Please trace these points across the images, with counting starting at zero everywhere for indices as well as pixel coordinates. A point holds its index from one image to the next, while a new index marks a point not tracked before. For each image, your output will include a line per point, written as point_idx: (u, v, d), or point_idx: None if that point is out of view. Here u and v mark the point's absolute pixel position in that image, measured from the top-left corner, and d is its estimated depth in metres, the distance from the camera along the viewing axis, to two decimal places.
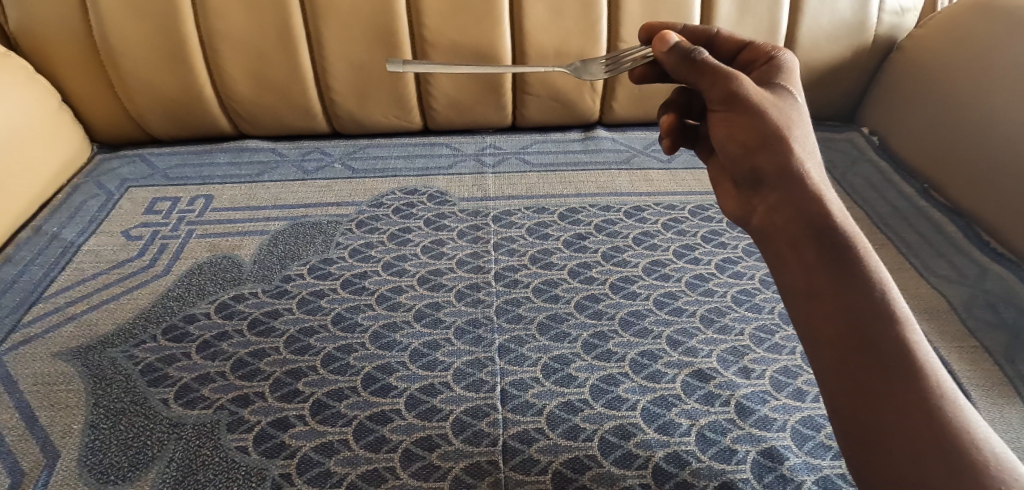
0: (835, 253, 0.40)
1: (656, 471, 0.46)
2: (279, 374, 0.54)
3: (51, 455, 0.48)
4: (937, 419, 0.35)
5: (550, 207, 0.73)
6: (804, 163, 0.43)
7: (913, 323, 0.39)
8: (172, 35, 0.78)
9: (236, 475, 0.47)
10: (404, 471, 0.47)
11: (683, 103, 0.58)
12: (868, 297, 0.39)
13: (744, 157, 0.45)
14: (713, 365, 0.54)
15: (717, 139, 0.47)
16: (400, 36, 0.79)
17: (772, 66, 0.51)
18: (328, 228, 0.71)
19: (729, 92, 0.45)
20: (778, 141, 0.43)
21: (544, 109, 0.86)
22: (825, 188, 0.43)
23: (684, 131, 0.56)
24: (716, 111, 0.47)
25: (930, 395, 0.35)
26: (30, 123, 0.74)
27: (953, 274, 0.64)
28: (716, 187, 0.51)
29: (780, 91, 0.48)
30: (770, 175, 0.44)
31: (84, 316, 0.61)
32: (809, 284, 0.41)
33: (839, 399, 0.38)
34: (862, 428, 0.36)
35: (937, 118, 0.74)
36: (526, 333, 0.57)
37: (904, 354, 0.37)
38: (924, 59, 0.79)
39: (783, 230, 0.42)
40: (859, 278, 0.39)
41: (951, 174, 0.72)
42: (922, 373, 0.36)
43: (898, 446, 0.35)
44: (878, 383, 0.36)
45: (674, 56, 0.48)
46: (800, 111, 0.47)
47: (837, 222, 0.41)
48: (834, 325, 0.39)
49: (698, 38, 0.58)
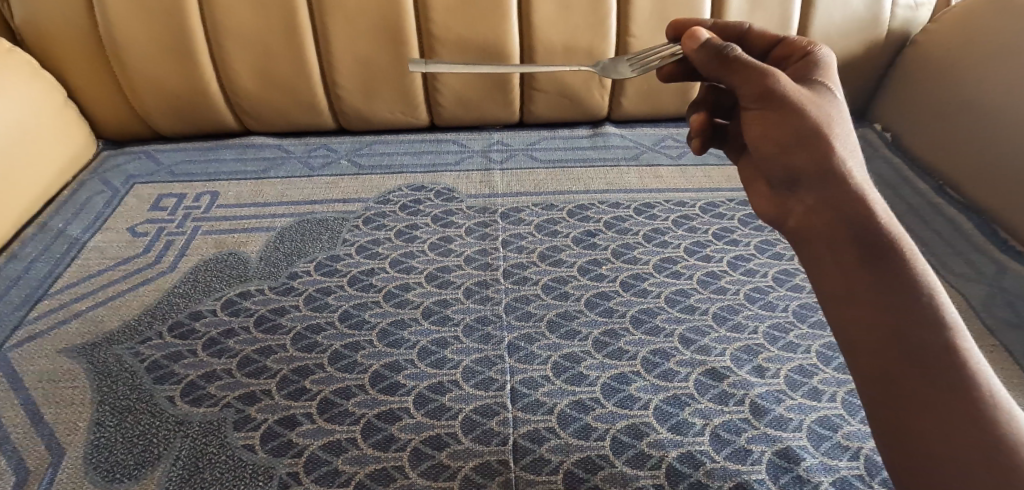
0: (877, 256, 0.39)
1: (669, 471, 0.45)
2: (286, 372, 0.54)
3: (57, 453, 0.48)
4: (986, 427, 0.33)
5: (559, 204, 0.72)
6: (844, 162, 0.42)
7: (963, 327, 0.37)
8: (178, 30, 0.77)
9: (243, 474, 0.46)
10: (412, 470, 0.46)
11: (712, 102, 0.58)
12: (913, 301, 0.38)
13: (779, 157, 0.44)
14: (726, 364, 0.53)
15: (750, 138, 0.46)
16: (407, 32, 0.78)
17: (808, 62, 0.50)
18: (335, 224, 0.70)
19: (763, 90, 0.44)
20: (817, 140, 0.42)
21: (552, 105, 0.85)
22: (868, 188, 0.42)
23: (711, 129, 0.55)
24: (749, 108, 0.46)
25: (978, 403, 0.34)
26: (34, 118, 0.73)
27: (970, 272, 0.63)
28: (748, 188, 0.50)
29: (819, 87, 0.46)
30: (808, 175, 0.43)
31: (90, 313, 0.60)
32: (849, 288, 0.40)
33: (879, 405, 0.37)
34: (903, 435, 0.36)
35: (952, 114, 0.73)
36: (535, 331, 0.57)
37: (950, 359, 0.36)
38: (939, 54, 0.77)
39: (821, 232, 0.42)
40: (903, 282, 0.38)
41: (967, 171, 0.71)
42: (970, 380, 0.35)
43: (942, 453, 0.34)
44: (922, 390, 0.36)
45: (703, 53, 0.48)
46: (839, 108, 0.45)
47: (880, 223, 0.40)
48: (875, 330, 0.38)
49: (729, 33, 0.57)
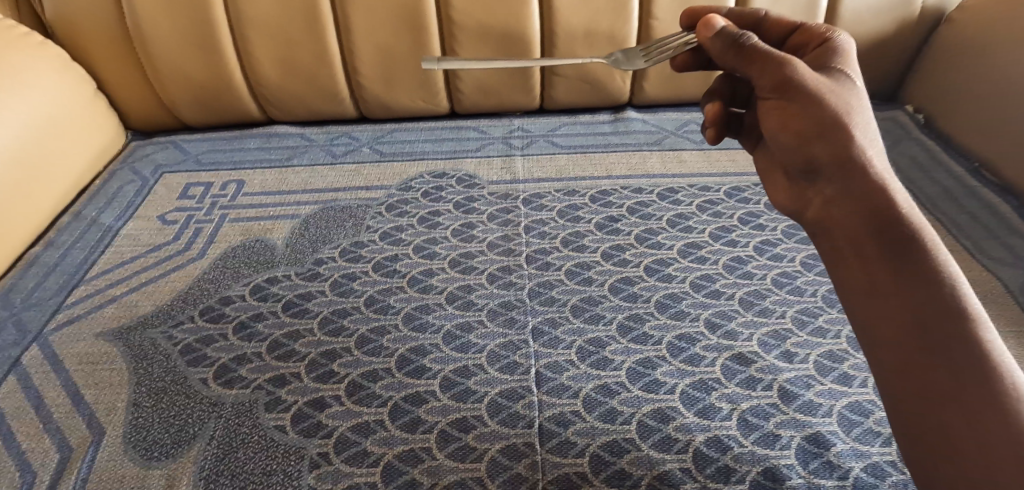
0: (898, 249, 0.39)
1: (696, 455, 0.45)
2: (314, 355, 0.55)
3: (98, 432, 0.50)
4: (1009, 421, 0.34)
5: (581, 190, 0.72)
6: (865, 152, 0.41)
7: (985, 319, 0.37)
8: (202, 21, 0.78)
9: (275, 454, 0.47)
10: (439, 452, 0.47)
11: (728, 92, 0.56)
12: (935, 293, 0.38)
13: (799, 147, 0.43)
14: (754, 349, 0.53)
15: (768, 128, 0.45)
16: (428, 18, 0.78)
17: (825, 49, 0.49)
18: (358, 212, 0.71)
19: (781, 79, 0.43)
20: (838, 129, 0.41)
21: (573, 90, 0.84)
22: (889, 178, 0.41)
23: (728, 119, 0.55)
24: (766, 98, 0.45)
25: (1002, 396, 0.34)
26: (69, 108, 0.75)
27: (1007, 256, 0.61)
28: (766, 180, 0.50)
29: (837, 76, 0.46)
30: (828, 166, 0.42)
31: (125, 298, 0.62)
32: (868, 281, 0.40)
33: (898, 397, 0.38)
34: (926, 428, 0.36)
35: (990, 94, 0.71)
36: (560, 315, 0.57)
37: (972, 351, 0.36)
38: (974, 32, 0.75)
39: (840, 224, 0.41)
40: (924, 274, 0.38)
41: (1005, 153, 0.69)
42: (993, 377, 0.35)
43: (962, 449, 0.34)
44: (942, 382, 0.36)
45: (720, 40, 0.47)
46: (860, 96, 0.44)
47: (901, 216, 0.40)
48: (894, 322, 0.38)
49: (745, 21, 0.57)
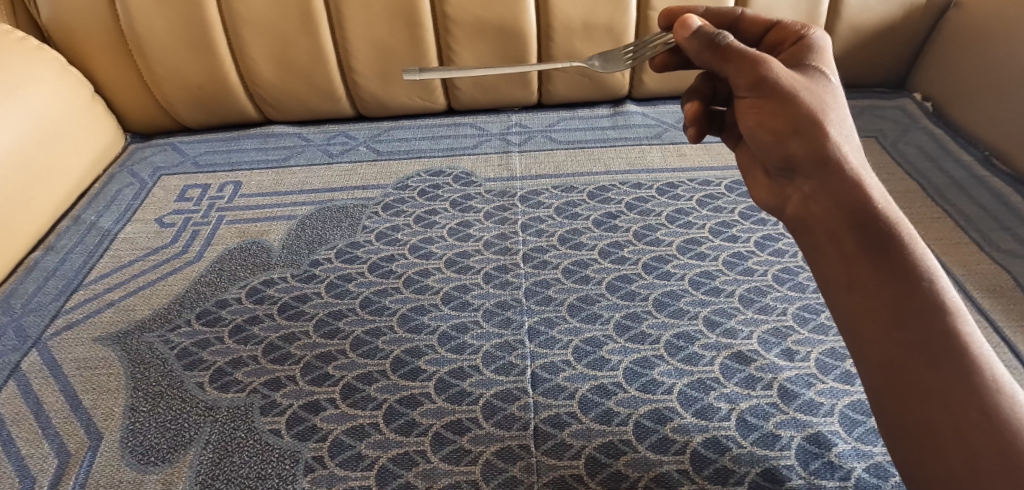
0: (875, 245, 0.38)
1: (693, 457, 0.44)
2: (309, 358, 0.54)
3: (96, 438, 0.49)
4: (991, 415, 0.33)
5: (579, 186, 0.71)
6: (840, 149, 0.41)
7: (966, 313, 0.36)
8: (195, 22, 0.77)
9: (270, 457, 0.47)
10: (434, 455, 0.46)
11: (709, 90, 0.55)
12: (914, 287, 0.37)
13: (777, 145, 0.43)
14: (754, 347, 0.52)
15: (745, 126, 0.45)
16: (422, 13, 0.77)
17: (802, 47, 0.48)
18: (354, 211, 0.70)
19: (755, 78, 0.43)
20: (814, 127, 0.41)
21: (572, 83, 0.83)
22: (865, 175, 0.41)
23: (708, 118, 0.54)
24: (743, 97, 0.44)
25: (982, 390, 0.34)
26: (68, 113, 0.75)
27: (1018, 248, 0.60)
28: (748, 179, 0.49)
29: (812, 73, 0.45)
30: (806, 164, 0.42)
31: (121, 302, 0.62)
32: (849, 279, 0.39)
33: (880, 396, 0.37)
34: (909, 425, 0.35)
35: (1002, 83, 0.69)
36: (555, 315, 0.56)
37: (953, 345, 0.35)
38: (984, 17, 0.73)
39: (821, 221, 0.41)
40: (902, 269, 0.37)
41: (1016, 140, 0.67)
42: (975, 371, 0.34)
43: (947, 446, 0.33)
44: (923, 379, 0.35)
45: (697, 40, 0.46)
46: (835, 94, 0.44)
47: (879, 212, 0.39)
48: (874, 320, 0.38)
49: (722, 19, 0.55)
